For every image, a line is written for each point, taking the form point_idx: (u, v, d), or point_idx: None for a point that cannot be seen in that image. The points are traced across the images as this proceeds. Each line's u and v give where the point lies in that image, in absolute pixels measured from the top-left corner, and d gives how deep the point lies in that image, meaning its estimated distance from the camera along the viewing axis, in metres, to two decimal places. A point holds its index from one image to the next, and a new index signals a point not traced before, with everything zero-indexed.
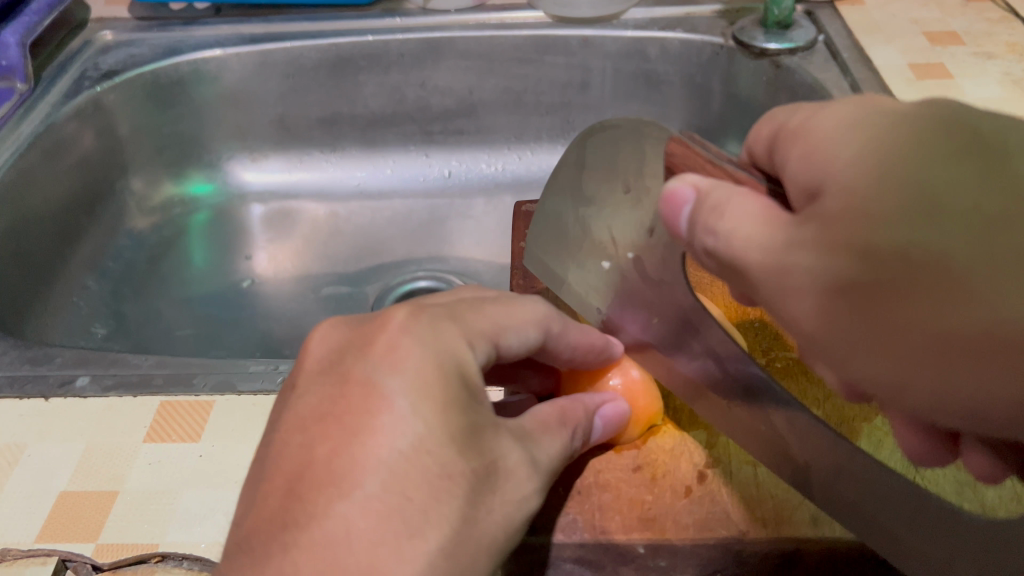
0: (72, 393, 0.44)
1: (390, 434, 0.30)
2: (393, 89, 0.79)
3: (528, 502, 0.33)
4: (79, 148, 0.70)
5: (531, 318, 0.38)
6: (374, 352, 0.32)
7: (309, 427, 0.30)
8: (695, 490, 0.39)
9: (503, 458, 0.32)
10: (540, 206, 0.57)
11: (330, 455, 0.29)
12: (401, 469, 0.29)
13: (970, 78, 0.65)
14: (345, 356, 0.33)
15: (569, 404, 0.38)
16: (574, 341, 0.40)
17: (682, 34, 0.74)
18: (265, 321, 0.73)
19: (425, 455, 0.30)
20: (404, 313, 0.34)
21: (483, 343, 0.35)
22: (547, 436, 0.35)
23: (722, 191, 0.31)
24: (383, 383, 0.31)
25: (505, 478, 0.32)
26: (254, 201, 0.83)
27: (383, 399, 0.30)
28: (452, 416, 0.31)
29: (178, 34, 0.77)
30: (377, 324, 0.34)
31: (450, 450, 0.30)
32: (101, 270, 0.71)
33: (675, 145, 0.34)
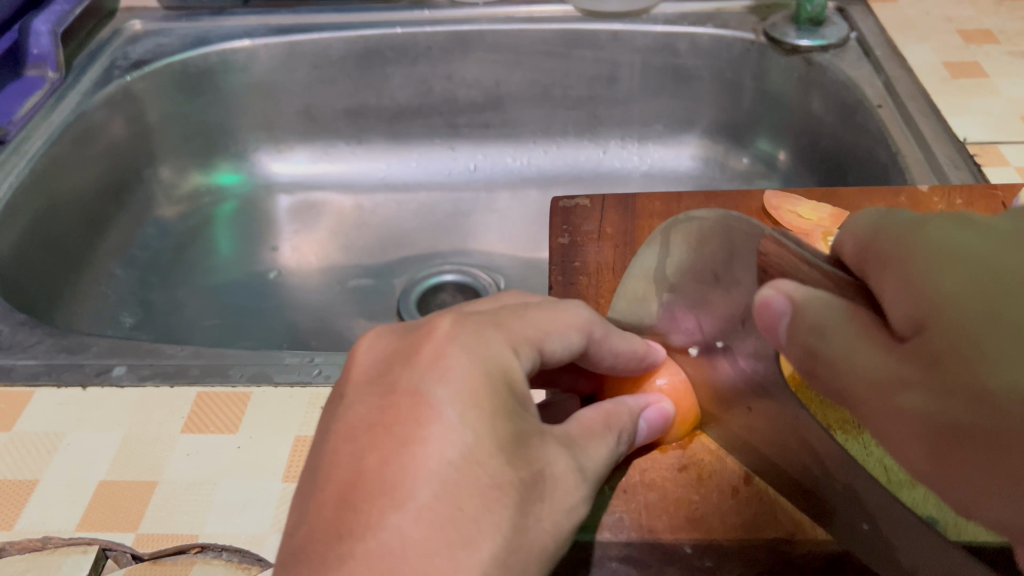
0: (109, 382, 0.45)
1: (440, 443, 0.29)
2: (420, 81, 0.79)
3: (575, 511, 0.32)
4: (108, 135, 0.70)
5: (575, 322, 0.37)
6: (420, 361, 0.32)
7: (359, 435, 0.30)
8: (742, 490, 0.39)
9: (550, 466, 0.32)
10: (577, 201, 0.57)
11: (381, 464, 0.29)
12: (452, 481, 0.29)
13: (1006, 77, 0.64)
14: (392, 365, 0.32)
15: (614, 408, 0.37)
16: (616, 348, 0.39)
17: (712, 30, 0.73)
18: (291, 313, 0.73)
19: (475, 465, 0.29)
20: (448, 321, 0.34)
21: (528, 350, 0.35)
22: (593, 442, 0.35)
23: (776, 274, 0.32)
24: (431, 393, 0.30)
25: (552, 486, 0.32)
26: (280, 192, 0.83)
27: (431, 409, 0.30)
28: (501, 425, 0.31)
29: (207, 25, 0.77)
30: (422, 334, 0.33)
31: (499, 459, 0.30)
32: (129, 258, 0.72)
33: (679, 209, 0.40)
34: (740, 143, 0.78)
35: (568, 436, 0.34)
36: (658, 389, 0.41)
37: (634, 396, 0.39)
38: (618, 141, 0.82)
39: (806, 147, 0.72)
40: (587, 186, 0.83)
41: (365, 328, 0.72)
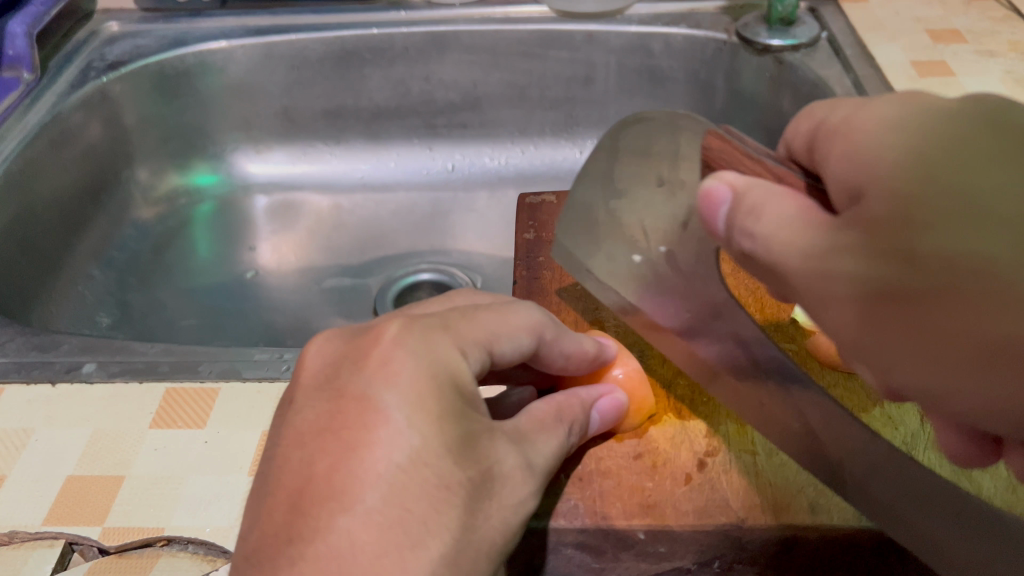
0: (78, 379, 0.45)
1: (387, 447, 0.30)
2: (398, 82, 0.80)
3: (524, 505, 0.33)
4: (86, 136, 0.71)
5: (523, 324, 0.37)
6: (368, 367, 0.32)
7: (308, 441, 0.30)
8: (696, 478, 0.40)
9: (498, 464, 0.32)
10: (543, 198, 0.58)
11: (330, 469, 0.29)
12: (399, 482, 0.29)
13: (972, 76, 0.65)
14: (341, 371, 0.33)
15: (565, 402, 0.38)
16: (566, 348, 0.40)
17: (685, 30, 0.74)
18: (268, 312, 0.74)
19: (422, 467, 0.30)
20: (397, 325, 0.34)
21: (478, 353, 0.35)
22: (543, 436, 0.36)
23: (758, 192, 0.31)
24: (378, 398, 0.31)
25: (500, 484, 0.32)
26: (259, 192, 0.83)
27: (378, 413, 0.30)
28: (448, 425, 0.31)
29: (184, 26, 0.78)
30: (371, 338, 0.34)
31: (447, 460, 0.30)
32: (106, 259, 0.72)
33: (713, 138, 0.34)
34: None
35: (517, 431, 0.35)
36: (615, 378, 0.42)
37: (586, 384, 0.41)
38: (595, 140, 0.83)
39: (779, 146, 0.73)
40: (565, 185, 0.83)
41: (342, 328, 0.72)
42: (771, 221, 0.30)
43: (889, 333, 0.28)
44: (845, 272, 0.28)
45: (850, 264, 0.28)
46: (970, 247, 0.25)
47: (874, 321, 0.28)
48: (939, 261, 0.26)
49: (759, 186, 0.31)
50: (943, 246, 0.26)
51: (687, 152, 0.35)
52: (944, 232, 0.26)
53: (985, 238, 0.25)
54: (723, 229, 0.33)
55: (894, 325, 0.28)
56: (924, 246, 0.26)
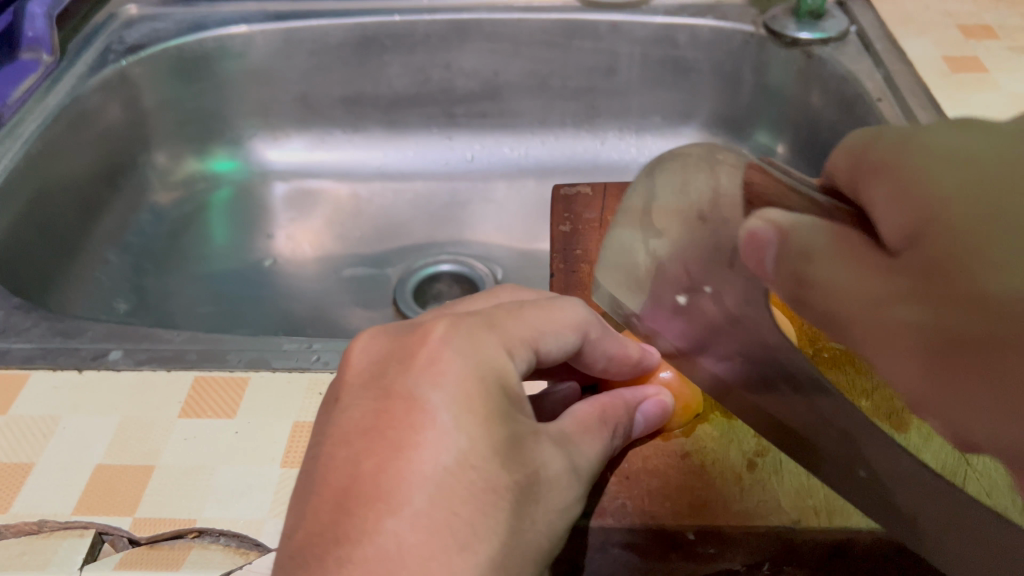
0: (105, 366, 0.44)
1: (435, 448, 0.29)
2: (418, 70, 0.79)
3: (570, 510, 0.33)
4: (104, 119, 0.70)
5: (569, 323, 0.36)
6: (415, 365, 0.31)
7: (353, 440, 0.30)
8: (745, 478, 0.39)
9: (544, 468, 0.32)
10: (578, 190, 0.56)
11: (375, 469, 0.29)
12: (447, 485, 0.29)
13: (1004, 72, 0.64)
14: (387, 368, 0.32)
15: (609, 402, 0.37)
16: (609, 349, 0.39)
17: (712, 22, 0.73)
18: (285, 300, 0.73)
19: (470, 470, 0.29)
20: (444, 324, 0.33)
21: (523, 352, 0.34)
22: (587, 439, 0.35)
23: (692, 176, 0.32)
24: (424, 398, 0.30)
25: (547, 488, 0.32)
26: (276, 179, 0.82)
27: (425, 413, 0.30)
28: (496, 427, 0.30)
29: (203, 10, 0.77)
30: (417, 335, 0.33)
31: (495, 462, 0.30)
32: (123, 244, 0.71)
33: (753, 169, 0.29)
34: (739, 136, 0.78)
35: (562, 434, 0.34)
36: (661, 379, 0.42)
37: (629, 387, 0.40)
38: (616, 131, 0.82)
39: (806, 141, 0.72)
40: (585, 177, 0.83)
41: (361, 317, 0.72)
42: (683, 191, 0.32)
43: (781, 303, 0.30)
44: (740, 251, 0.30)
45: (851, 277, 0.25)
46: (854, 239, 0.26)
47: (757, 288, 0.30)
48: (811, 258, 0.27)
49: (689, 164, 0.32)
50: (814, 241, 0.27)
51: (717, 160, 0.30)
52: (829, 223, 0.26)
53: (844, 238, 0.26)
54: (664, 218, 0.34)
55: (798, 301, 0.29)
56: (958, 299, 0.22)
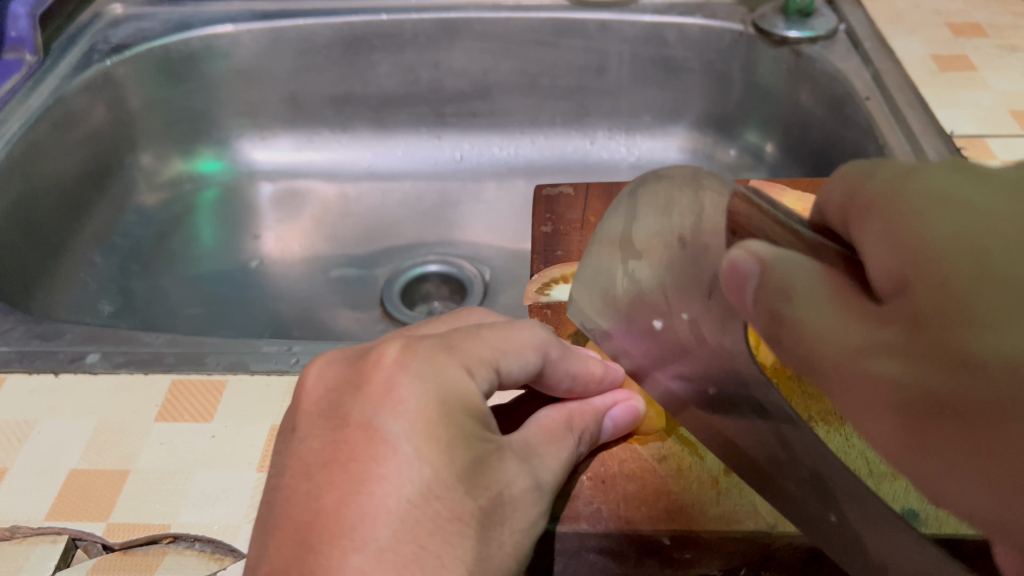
0: (82, 369, 0.44)
1: (397, 480, 0.28)
2: (407, 69, 0.78)
3: (535, 527, 0.33)
4: (89, 121, 0.69)
5: (530, 342, 0.36)
6: (371, 394, 0.31)
7: (314, 474, 0.29)
8: (723, 481, 0.38)
9: (508, 488, 0.32)
10: (561, 190, 0.56)
11: (338, 503, 0.28)
12: (412, 518, 0.28)
13: (993, 71, 0.64)
14: (343, 398, 0.31)
15: (577, 409, 0.38)
16: (573, 369, 0.39)
17: (701, 20, 0.73)
18: (273, 302, 0.73)
19: (434, 500, 0.29)
20: (398, 348, 0.32)
21: (485, 372, 0.33)
22: (551, 449, 0.35)
23: (784, 263, 0.26)
24: (384, 428, 0.29)
25: (512, 508, 0.32)
26: (264, 180, 0.82)
27: (386, 444, 0.29)
28: (458, 452, 0.30)
29: (190, 10, 0.76)
30: (372, 360, 0.32)
31: (458, 491, 0.29)
32: (109, 246, 0.71)
33: (738, 200, 0.28)
34: (728, 135, 0.78)
35: (525, 447, 0.34)
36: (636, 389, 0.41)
37: (598, 396, 0.40)
38: (606, 131, 0.81)
39: (795, 140, 0.72)
40: (575, 177, 0.82)
41: (348, 319, 0.72)
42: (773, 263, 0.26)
43: (929, 436, 0.24)
44: (892, 377, 0.24)
45: (895, 369, 0.23)
46: (961, 284, 0.22)
47: (904, 410, 0.24)
48: (937, 322, 0.22)
49: (783, 267, 0.26)
50: (931, 297, 0.22)
51: (713, 216, 0.29)
52: (933, 277, 0.22)
53: (969, 268, 0.22)
54: (749, 304, 0.28)
55: (927, 401, 0.23)
56: (980, 351, 0.21)
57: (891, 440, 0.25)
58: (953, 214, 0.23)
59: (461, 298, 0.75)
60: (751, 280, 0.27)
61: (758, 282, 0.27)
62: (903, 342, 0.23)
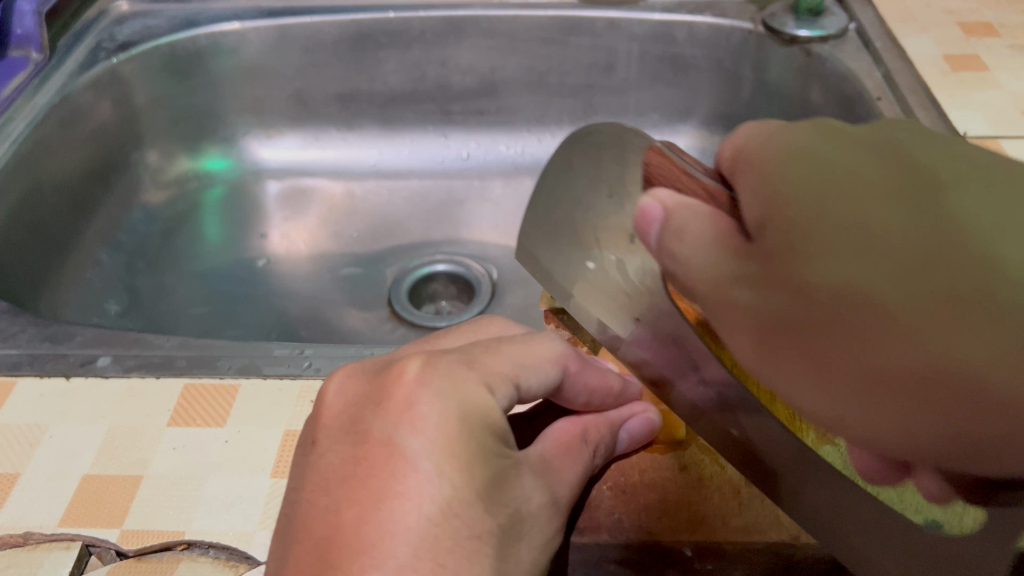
0: (93, 373, 0.43)
1: (418, 498, 0.28)
2: (413, 66, 0.78)
3: (552, 543, 0.32)
4: (95, 118, 0.69)
5: (549, 355, 0.35)
6: (392, 410, 0.30)
7: (333, 489, 0.29)
8: (745, 490, 0.38)
9: (526, 504, 0.31)
10: None
11: (358, 520, 0.28)
12: (431, 536, 0.28)
13: (1006, 71, 0.63)
14: (364, 413, 0.31)
15: (594, 421, 0.37)
16: (589, 385, 0.38)
17: (711, 19, 0.72)
18: (279, 301, 0.72)
19: (453, 518, 0.28)
20: (419, 362, 0.32)
21: (505, 388, 0.33)
22: (567, 464, 0.35)
23: (684, 215, 0.33)
24: (405, 445, 0.29)
25: (530, 524, 0.31)
26: (270, 178, 0.82)
27: (407, 462, 0.29)
28: (479, 469, 0.30)
29: (196, 7, 0.76)
30: (393, 375, 0.32)
31: (476, 509, 0.29)
32: (115, 243, 0.70)
33: (654, 154, 0.36)
34: None
35: (541, 462, 0.34)
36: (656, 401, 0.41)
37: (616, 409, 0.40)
38: None
39: None
40: None
41: (356, 318, 0.71)
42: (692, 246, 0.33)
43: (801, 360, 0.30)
44: (748, 303, 0.32)
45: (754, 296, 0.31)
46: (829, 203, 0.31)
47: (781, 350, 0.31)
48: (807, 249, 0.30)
49: (684, 209, 0.33)
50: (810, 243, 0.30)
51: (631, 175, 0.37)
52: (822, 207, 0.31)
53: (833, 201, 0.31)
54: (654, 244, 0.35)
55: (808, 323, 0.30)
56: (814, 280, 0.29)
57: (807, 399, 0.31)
58: (841, 254, 0.30)
59: (469, 298, 0.74)
60: (751, 316, 0.32)
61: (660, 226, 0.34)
62: (765, 300, 0.31)
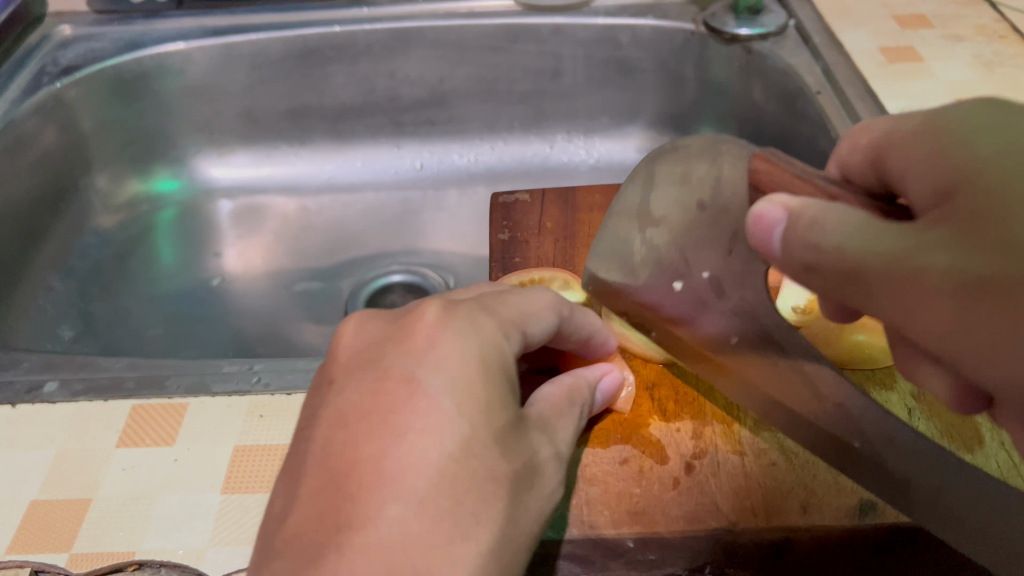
0: (40, 399, 0.43)
1: (437, 434, 0.30)
2: (363, 79, 0.78)
3: (556, 494, 0.34)
4: (41, 144, 0.68)
5: (547, 304, 0.38)
6: (413, 349, 0.33)
7: (352, 424, 0.30)
8: (683, 481, 0.39)
9: (536, 455, 0.33)
10: (517, 197, 0.57)
11: (377, 453, 0.29)
12: (450, 473, 0.29)
13: (940, 60, 0.65)
14: (384, 351, 0.33)
15: (574, 381, 0.38)
16: (580, 323, 0.41)
17: (653, 21, 0.73)
18: (236, 319, 0.72)
19: (472, 458, 0.30)
20: (437, 309, 0.35)
21: (515, 334, 0.35)
22: (563, 420, 0.36)
23: (816, 210, 0.29)
24: (424, 382, 0.31)
25: (538, 476, 0.33)
26: (222, 197, 0.82)
27: (426, 397, 0.31)
28: (495, 412, 0.32)
29: (140, 27, 0.75)
30: (412, 320, 0.34)
31: (493, 452, 0.31)
32: (67, 269, 0.70)
33: (759, 162, 0.33)
34: (684, 133, 0.79)
35: (542, 417, 0.35)
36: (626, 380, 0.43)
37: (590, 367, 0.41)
38: (564, 134, 0.82)
39: (749, 135, 0.73)
40: (535, 181, 0.83)
41: (314, 333, 0.71)
42: (833, 228, 0.28)
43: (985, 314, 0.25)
44: (941, 266, 0.26)
45: (944, 256, 0.26)
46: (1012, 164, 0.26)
47: (974, 313, 0.26)
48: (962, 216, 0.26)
49: (816, 207, 0.29)
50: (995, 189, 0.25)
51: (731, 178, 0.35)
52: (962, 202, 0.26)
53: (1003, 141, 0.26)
54: (778, 255, 0.31)
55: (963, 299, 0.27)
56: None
57: (943, 325, 0.27)
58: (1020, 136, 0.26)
59: None
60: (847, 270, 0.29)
61: (783, 229, 0.30)
62: (967, 260, 0.25)
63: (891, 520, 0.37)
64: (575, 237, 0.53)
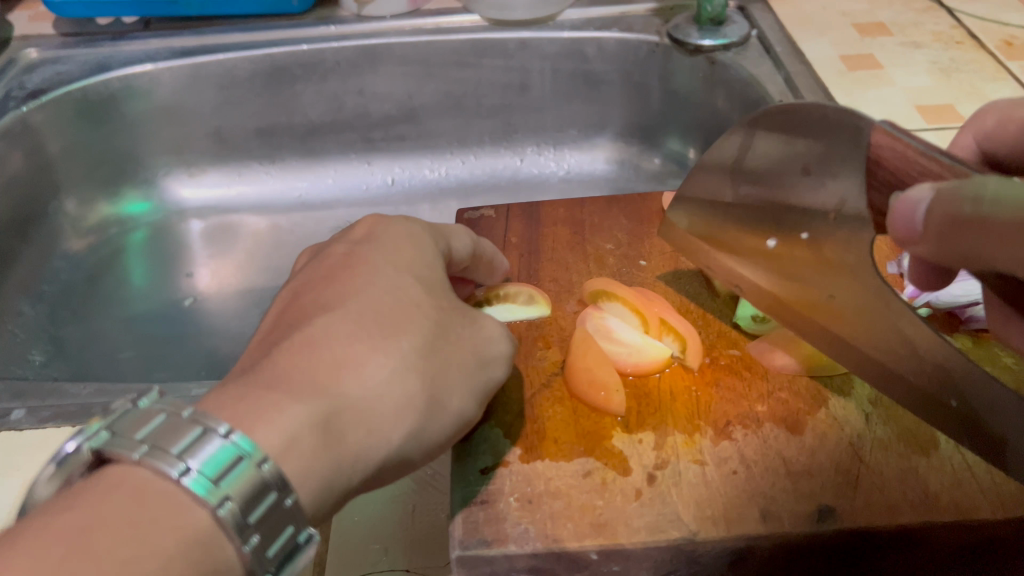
0: (6, 426, 0.43)
1: (371, 278, 0.37)
2: (332, 97, 0.78)
3: (493, 347, 0.40)
4: (8, 169, 0.67)
5: (464, 232, 0.46)
6: (356, 241, 0.40)
7: (304, 297, 0.36)
8: (645, 492, 0.39)
9: (468, 321, 0.39)
10: (483, 212, 0.57)
11: (317, 298, 0.35)
12: (376, 305, 0.35)
13: (899, 67, 0.66)
14: (326, 248, 0.41)
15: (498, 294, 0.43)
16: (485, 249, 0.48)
17: (618, 34, 0.74)
18: (208, 338, 0.72)
19: (400, 293, 0.37)
20: (369, 221, 0.42)
21: (441, 242, 0.43)
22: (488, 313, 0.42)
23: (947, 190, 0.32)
24: (362, 254, 0.38)
25: (467, 324, 0.39)
26: (193, 217, 0.82)
27: (361, 260, 0.38)
28: (418, 271, 0.39)
29: (106, 50, 0.75)
30: (350, 229, 0.42)
31: (419, 289, 0.38)
32: (36, 293, 0.69)
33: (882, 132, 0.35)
34: (652, 143, 0.79)
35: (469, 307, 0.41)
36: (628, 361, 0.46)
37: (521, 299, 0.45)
38: (534, 146, 0.83)
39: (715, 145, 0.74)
40: (506, 194, 0.83)
41: None
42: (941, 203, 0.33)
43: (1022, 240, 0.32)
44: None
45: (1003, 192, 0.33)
46: None
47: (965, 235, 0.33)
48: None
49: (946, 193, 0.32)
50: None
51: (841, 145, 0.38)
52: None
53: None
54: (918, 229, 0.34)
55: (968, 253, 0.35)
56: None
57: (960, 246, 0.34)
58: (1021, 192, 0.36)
59: None
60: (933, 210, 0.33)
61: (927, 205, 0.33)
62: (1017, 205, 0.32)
63: (880, 511, 0.38)
64: (541, 251, 0.54)
